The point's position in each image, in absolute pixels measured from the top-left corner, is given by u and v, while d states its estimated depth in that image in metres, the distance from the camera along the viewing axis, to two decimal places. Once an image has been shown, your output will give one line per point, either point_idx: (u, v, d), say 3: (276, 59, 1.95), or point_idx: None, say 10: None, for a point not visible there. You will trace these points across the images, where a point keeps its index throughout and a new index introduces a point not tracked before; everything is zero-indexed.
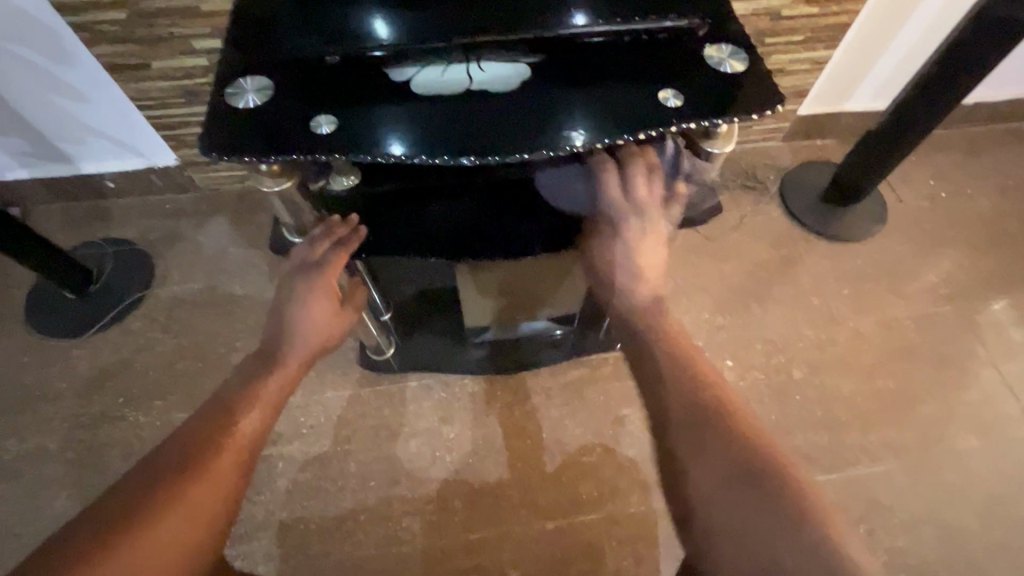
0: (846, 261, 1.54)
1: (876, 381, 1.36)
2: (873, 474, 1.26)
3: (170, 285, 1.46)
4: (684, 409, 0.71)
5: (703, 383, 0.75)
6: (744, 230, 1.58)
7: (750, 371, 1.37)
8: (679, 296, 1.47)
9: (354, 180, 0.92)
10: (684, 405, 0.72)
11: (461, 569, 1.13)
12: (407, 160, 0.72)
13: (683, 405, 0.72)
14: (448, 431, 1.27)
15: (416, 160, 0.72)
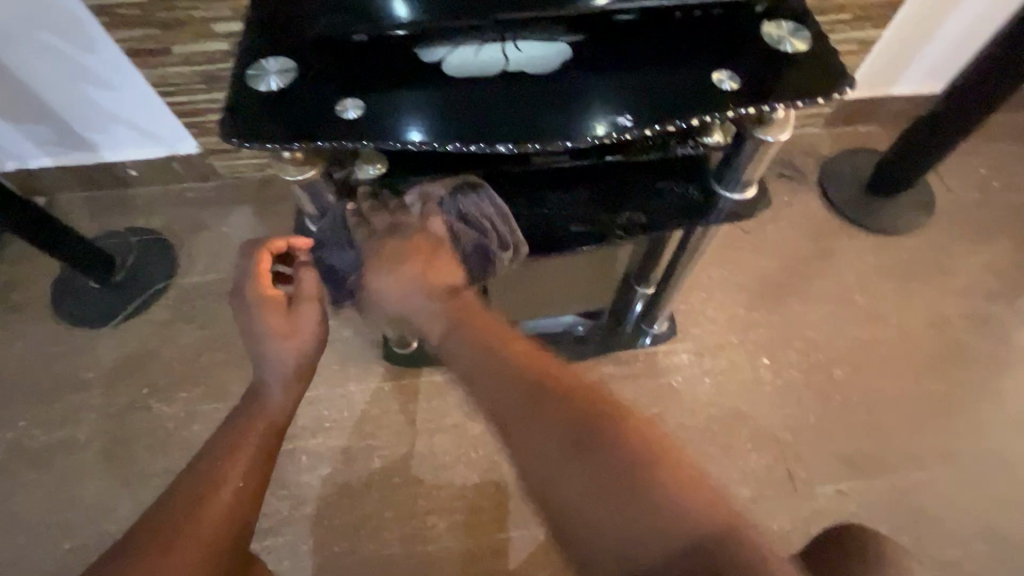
0: (891, 255, 1.46)
1: (922, 382, 1.29)
2: (920, 481, 1.19)
3: (193, 275, 1.45)
4: (508, 386, 0.76)
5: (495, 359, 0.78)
6: (782, 222, 1.50)
7: (788, 370, 1.31)
8: (712, 291, 1.41)
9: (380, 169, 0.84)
10: (495, 385, 0.76)
11: (487, 569, 1.11)
12: (441, 148, 0.67)
13: (506, 382, 0.76)
14: (473, 427, 1.24)
15: (450, 148, 0.68)
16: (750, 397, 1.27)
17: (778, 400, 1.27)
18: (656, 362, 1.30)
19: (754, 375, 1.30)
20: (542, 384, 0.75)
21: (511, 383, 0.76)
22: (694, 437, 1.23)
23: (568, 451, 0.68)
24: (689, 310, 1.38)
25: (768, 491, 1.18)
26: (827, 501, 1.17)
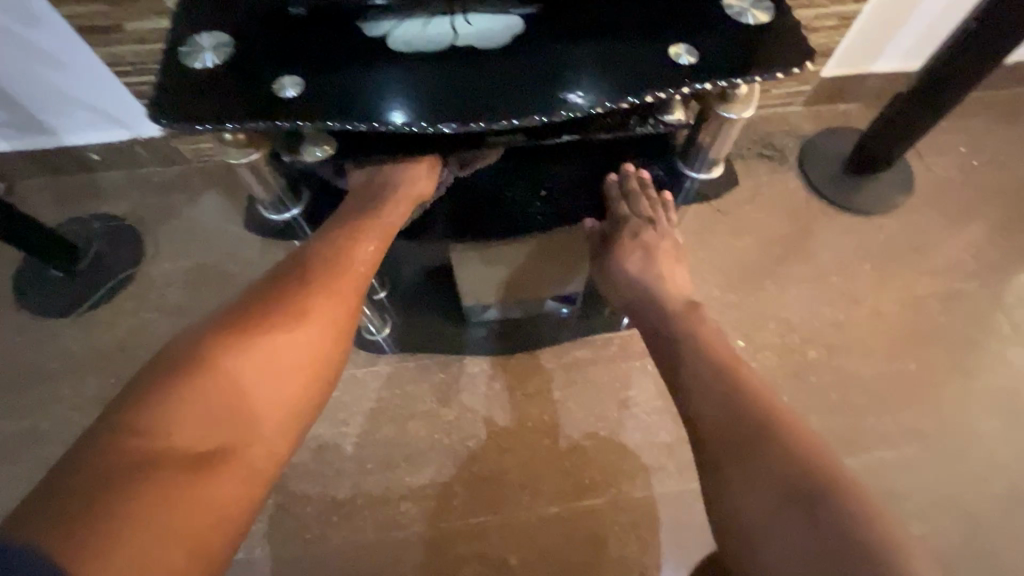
0: (868, 235, 1.45)
1: (895, 362, 1.30)
2: (891, 459, 1.20)
3: (161, 262, 1.41)
4: (712, 407, 0.73)
5: (734, 380, 0.75)
6: (760, 203, 1.49)
7: (763, 352, 1.31)
8: (689, 273, 1.40)
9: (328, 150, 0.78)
10: (717, 404, 0.73)
11: (460, 553, 1.10)
12: (382, 127, 0.64)
13: (720, 402, 0.73)
14: (447, 413, 1.23)
15: (392, 127, 0.65)
16: None
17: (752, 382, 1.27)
18: (631, 345, 1.29)
19: None
20: (779, 413, 0.71)
21: (724, 406, 0.73)
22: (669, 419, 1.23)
23: (773, 481, 0.65)
24: None
25: None
26: None
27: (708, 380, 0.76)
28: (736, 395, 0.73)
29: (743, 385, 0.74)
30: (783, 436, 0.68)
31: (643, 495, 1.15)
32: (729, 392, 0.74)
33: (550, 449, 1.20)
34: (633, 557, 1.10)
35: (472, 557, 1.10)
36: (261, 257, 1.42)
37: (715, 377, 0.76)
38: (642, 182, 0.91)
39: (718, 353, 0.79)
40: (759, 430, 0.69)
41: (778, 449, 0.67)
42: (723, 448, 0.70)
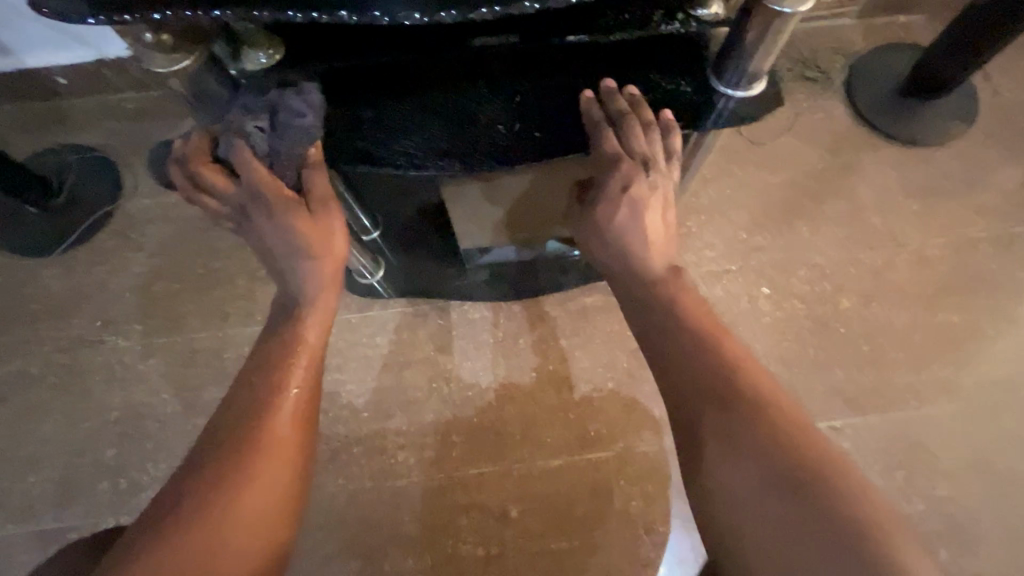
0: (918, 171, 1.29)
1: (936, 313, 1.18)
2: (921, 417, 1.11)
3: (141, 198, 1.32)
4: (693, 388, 0.65)
5: (720, 362, 0.66)
6: (798, 132, 1.32)
7: (789, 300, 1.19)
8: (712, 212, 1.26)
9: (274, 57, 0.66)
10: (698, 384, 0.65)
11: (458, 504, 1.07)
12: (331, 18, 0.54)
13: (700, 381, 0.65)
14: (445, 361, 1.16)
15: (344, 17, 0.55)
16: (745, 329, 1.18)
17: (775, 332, 1.17)
18: None
19: (751, 305, 1.19)
20: (763, 390, 0.63)
21: (709, 385, 0.64)
22: None
23: (758, 464, 0.57)
24: (685, 234, 1.24)
25: None
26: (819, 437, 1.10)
27: (686, 357, 0.68)
28: (718, 374, 0.65)
29: (722, 365, 0.66)
30: (765, 411, 0.61)
31: (650, 449, 1.09)
32: (708, 371, 0.65)
33: (553, 400, 1.13)
34: (637, 512, 1.06)
35: (470, 509, 1.07)
36: None
37: (695, 355, 0.67)
38: (634, 102, 0.72)
39: (698, 324, 0.71)
40: (744, 408, 0.61)
41: (766, 428, 0.59)
42: (704, 432, 0.62)
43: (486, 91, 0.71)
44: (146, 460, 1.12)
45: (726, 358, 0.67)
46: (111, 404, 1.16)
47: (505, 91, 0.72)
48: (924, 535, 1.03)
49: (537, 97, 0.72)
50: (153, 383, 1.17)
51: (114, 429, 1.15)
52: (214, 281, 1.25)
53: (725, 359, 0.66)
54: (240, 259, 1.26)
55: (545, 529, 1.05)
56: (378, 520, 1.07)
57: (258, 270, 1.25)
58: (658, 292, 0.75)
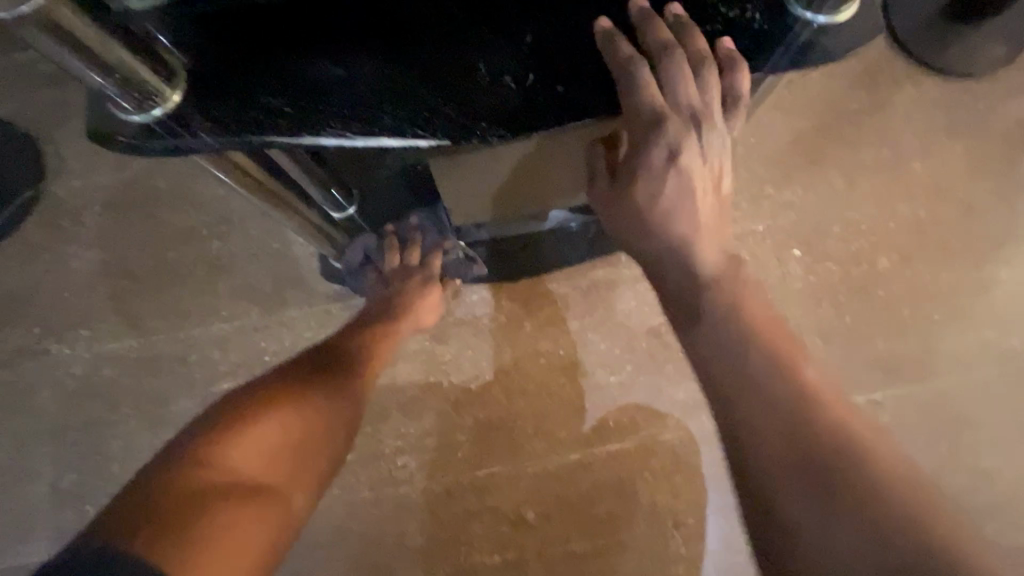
0: (966, 105, 1.13)
1: (982, 269, 1.06)
2: (966, 385, 1.02)
3: (68, 180, 1.11)
4: (766, 425, 0.47)
5: (795, 393, 0.49)
6: (830, 66, 1.15)
7: (823, 263, 1.07)
8: (736, 165, 1.11)
9: None
10: (772, 419, 0.48)
11: (469, 509, 0.98)
12: None
13: (779, 415, 0.48)
14: (443, 352, 1.03)
15: None
16: (775, 297, 1.06)
17: (808, 299, 1.06)
18: None
19: (781, 270, 1.07)
20: (851, 418, 0.48)
21: (790, 422, 0.47)
22: None
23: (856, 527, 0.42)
24: None
25: None
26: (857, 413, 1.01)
27: (749, 379, 0.50)
28: (799, 407, 0.48)
29: (802, 395, 0.49)
30: (863, 451, 0.45)
31: (676, 437, 0.99)
32: (784, 402, 0.48)
33: (567, 390, 1.02)
34: (664, 506, 0.97)
35: (483, 514, 0.98)
36: (194, 166, 1.12)
37: (766, 383, 0.49)
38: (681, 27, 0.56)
39: (763, 333, 0.53)
40: (836, 455, 0.45)
41: (868, 475, 0.44)
42: (789, 486, 0.45)
43: (489, 35, 0.52)
44: (113, 483, 1.00)
45: (804, 383, 0.50)
46: (65, 424, 1.02)
47: (513, 35, 0.53)
48: (967, 510, 0.97)
49: (556, 44, 0.53)
50: (110, 397, 1.03)
51: (72, 451, 1.01)
52: (169, 275, 1.08)
53: (805, 387, 0.49)
54: (196, 247, 1.08)
55: (566, 529, 0.97)
56: (382, 532, 0.97)
57: (219, 259, 1.08)
58: (702, 293, 0.57)
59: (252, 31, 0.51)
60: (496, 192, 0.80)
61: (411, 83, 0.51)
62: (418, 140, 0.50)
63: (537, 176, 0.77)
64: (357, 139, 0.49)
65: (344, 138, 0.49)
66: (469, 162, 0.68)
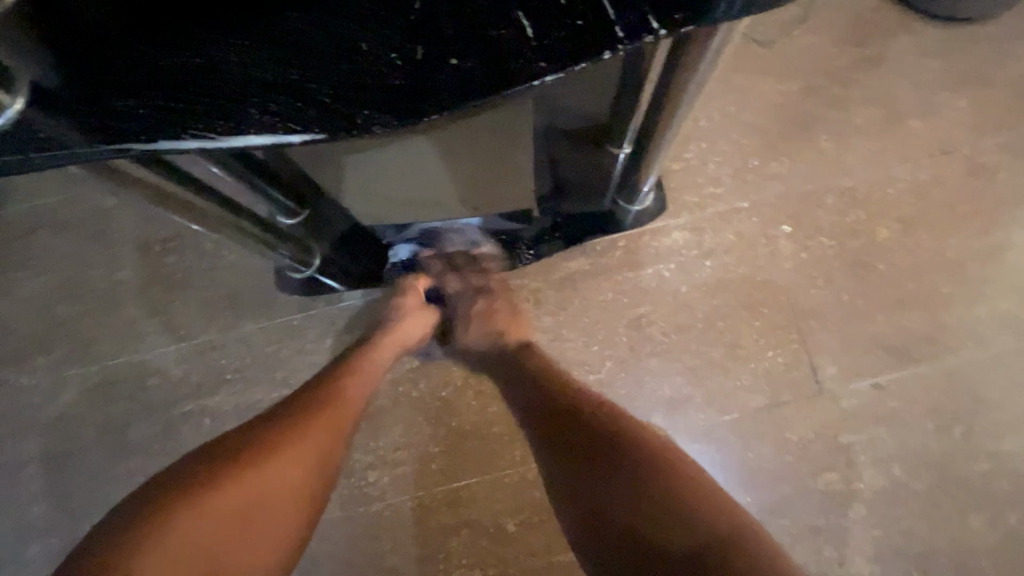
0: (969, 52, 1.02)
1: (991, 232, 0.97)
2: (979, 362, 0.93)
3: (17, 202, 1.06)
4: (617, 507, 0.57)
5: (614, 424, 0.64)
6: (814, 22, 1.05)
7: (815, 238, 0.98)
8: (716, 137, 1.02)
9: None
10: (613, 495, 0.58)
11: (445, 525, 0.93)
12: None
13: (573, 475, 0.62)
14: (410, 359, 0.97)
15: None
16: (765, 278, 0.97)
17: (802, 278, 0.97)
18: (639, 249, 0.99)
19: (770, 248, 0.98)
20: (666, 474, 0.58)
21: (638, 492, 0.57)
22: (692, 337, 0.96)
23: (600, 516, 0.58)
24: (683, 168, 1.01)
25: (786, 397, 0.93)
26: (861, 399, 0.93)
27: (569, 469, 0.62)
28: (593, 463, 0.61)
29: (619, 473, 0.59)
30: (681, 501, 0.55)
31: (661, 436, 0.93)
32: (581, 456, 0.62)
33: None
34: None
35: (460, 530, 0.92)
36: None
37: (592, 478, 0.60)
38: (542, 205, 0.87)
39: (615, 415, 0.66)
40: (633, 504, 0.56)
41: (669, 521, 0.54)
42: (590, 526, 0.59)
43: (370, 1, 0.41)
44: (80, 516, 0.97)
45: (624, 456, 0.60)
46: (28, 456, 0.99)
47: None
48: (986, 499, 0.89)
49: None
50: (70, 426, 0.99)
51: (38, 484, 0.98)
52: (124, 295, 1.03)
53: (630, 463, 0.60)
54: (150, 264, 1.03)
55: (549, 542, 0.91)
56: (357, 552, 0.93)
57: (173, 275, 1.03)
58: (568, 412, 0.67)
59: (111, 25, 0.43)
60: (446, 181, 0.74)
61: (276, 67, 0.40)
62: (289, 137, 0.40)
63: (474, 172, 0.73)
64: (229, 138, 0.40)
65: (204, 140, 0.40)
66: (400, 153, 0.65)
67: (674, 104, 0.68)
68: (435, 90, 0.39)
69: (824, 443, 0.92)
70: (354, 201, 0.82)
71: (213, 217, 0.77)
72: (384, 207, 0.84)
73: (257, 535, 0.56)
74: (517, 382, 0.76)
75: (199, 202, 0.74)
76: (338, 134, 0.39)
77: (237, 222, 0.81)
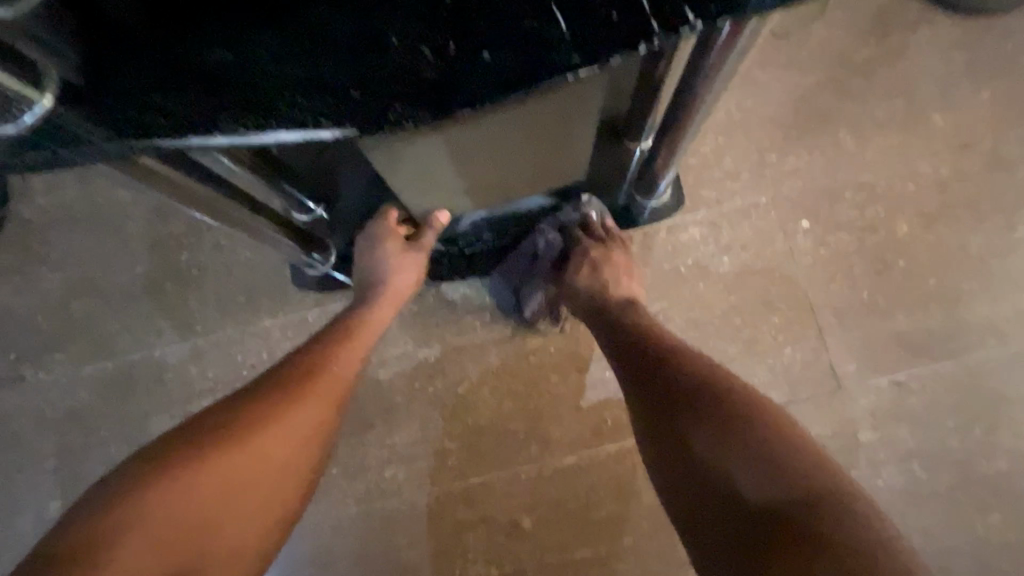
0: (991, 44, 1.01)
1: (1013, 227, 0.96)
2: (1001, 359, 0.92)
3: (32, 198, 1.06)
4: (726, 459, 0.56)
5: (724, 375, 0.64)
6: (835, 14, 1.03)
7: (835, 234, 0.97)
8: (734, 132, 1.01)
9: None
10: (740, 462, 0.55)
11: (462, 520, 0.93)
12: None
13: (689, 422, 0.61)
14: (426, 355, 0.97)
15: None
16: (784, 274, 0.96)
17: (821, 274, 0.96)
18: (655, 245, 0.98)
19: (788, 244, 0.97)
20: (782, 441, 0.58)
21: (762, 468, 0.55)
22: (711, 333, 0.95)
23: (721, 453, 0.57)
24: (701, 164, 1.00)
25: (804, 395, 0.93)
26: (880, 396, 0.92)
27: (683, 418, 0.61)
28: (711, 407, 0.61)
29: (737, 435, 0.57)
30: (796, 456, 0.55)
31: None
32: (696, 401, 0.62)
33: (560, 388, 0.95)
34: None
35: (477, 525, 0.92)
36: None
37: (708, 438, 0.59)
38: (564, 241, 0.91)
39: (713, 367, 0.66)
40: (759, 448, 0.56)
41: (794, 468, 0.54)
42: (708, 463, 0.58)
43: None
44: None
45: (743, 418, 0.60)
46: (46, 450, 1.00)
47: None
48: (1007, 497, 0.88)
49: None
50: (88, 421, 1.00)
51: (56, 479, 0.99)
52: (140, 291, 1.03)
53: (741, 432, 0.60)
54: (166, 260, 1.04)
55: (565, 537, 0.91)
56: (373, 547, 0.93)
57: (189, 271, 1.03)
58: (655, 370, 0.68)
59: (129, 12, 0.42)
60: (481, 169, 0.71)
61: (303, 61, 0.40)
62: (319, 133, 0.40)
63: (529, 154, 0.69)
64: (257, 134, 0.40)
65: (233, 136, 0.40)
66: (437, 151, 0.61)
67: (699, 96, 0.67)
68: (463, 86, 0.39)
69: (843, 440, 0.91)
70: (403, 199, 0.77)
71: (234, 215, 0.78)
72: (432, 200, 0.78)
73: (242, 508, 0.58)
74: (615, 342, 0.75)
75: (221, 200, 0.75)
76: (368, 129, 0.39)
77: (256, 219, 0.82)
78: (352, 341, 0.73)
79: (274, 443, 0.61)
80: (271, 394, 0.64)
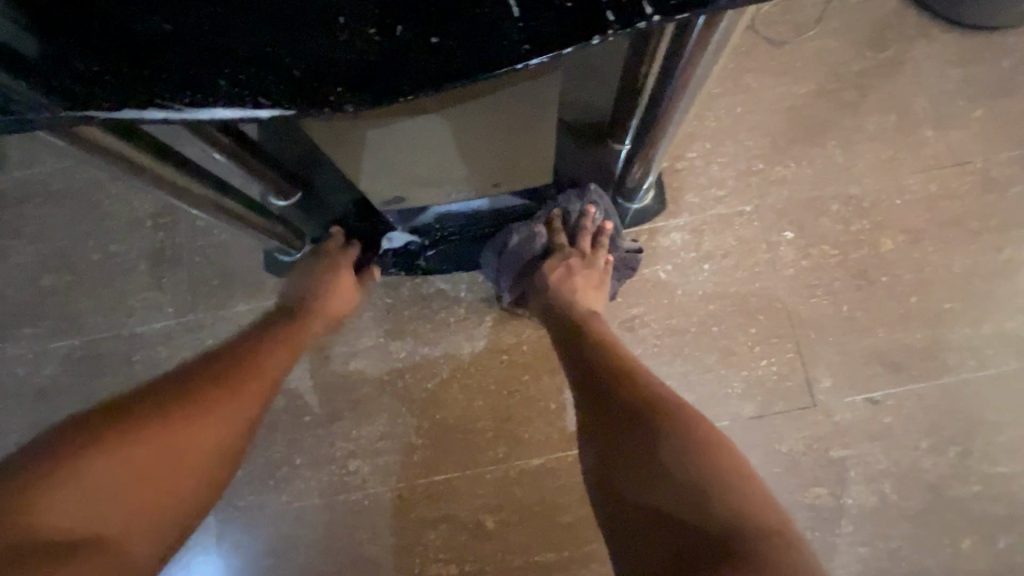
0: (987, 62, 0.99)
1: (998, 248, 0.94)
2: (979, 382, 0.90)
3: (9, 170, 1.04)
4: (648, 480, 0.51)
5: (656, 397, 0.60)
6: (831, 23, 1.01)
7: (818, 246, 0.96)
8: (721, 138, 0.99)
9: None
10: (675, 457, 0.51)
11: (424, 518, 0.91)
12: None
13: (616, 449, 0.56)
14: (398, 348, 0.96)
15: None
16: (764, 285, 0.95)
17: (802, 287, 0.95)
18: None
19: (771, 254, 0.96)
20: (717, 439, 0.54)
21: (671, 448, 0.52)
22: (687, 342, 0.94)
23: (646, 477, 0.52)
24: (686, 168, 0.99)
25: (778, 408, 0.91)
26: (855, 413, 0.91)
27: (623, 434, 0.57)
28: (644, 425, 0.56)
29: (673, 460, 0.51)
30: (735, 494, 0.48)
31: None
32: (636, 418, 0.57)
33: (530, 388, 0.93)
34: None
35: (439, 524, 0.91)
36: None
37: (646, 457, 0.53)
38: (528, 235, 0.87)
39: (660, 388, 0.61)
40: (676, 464, 0.51)
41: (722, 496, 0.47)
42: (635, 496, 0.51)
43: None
44: None
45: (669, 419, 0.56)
46: (10, 425, 0.98)
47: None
48: (978, 522, 0.87)
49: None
50: (54, 398, 0.99)
51: None
52: (113, 270, 1.02)
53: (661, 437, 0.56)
54: (141, 240, 1.02)
55: (528, 540, 0.90)
56: (334, 540, 0.92)
57: (164, 251, 1.01)
58: (607, 377, 0.65)
59: None
60: (447, 159, 0.69)
61: (244, 35, 0.38)
62: (257, 112, 0.38)
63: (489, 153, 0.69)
64: (195, 111, 0.38)
65: (171, 112, 0.39)
66: (397, 131, 0.60)
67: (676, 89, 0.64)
68: (409, 69, 0.37)
69: (814, 456, 0.90)
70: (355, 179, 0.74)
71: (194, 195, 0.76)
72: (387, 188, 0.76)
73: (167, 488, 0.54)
74: (575, 354, 0.72)
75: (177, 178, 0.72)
76: (308, 110, 0.38)
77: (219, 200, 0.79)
78: (282, 346, 0.74)
79: (207, 427, 0.59)
80: (192, 389, 0.61)
